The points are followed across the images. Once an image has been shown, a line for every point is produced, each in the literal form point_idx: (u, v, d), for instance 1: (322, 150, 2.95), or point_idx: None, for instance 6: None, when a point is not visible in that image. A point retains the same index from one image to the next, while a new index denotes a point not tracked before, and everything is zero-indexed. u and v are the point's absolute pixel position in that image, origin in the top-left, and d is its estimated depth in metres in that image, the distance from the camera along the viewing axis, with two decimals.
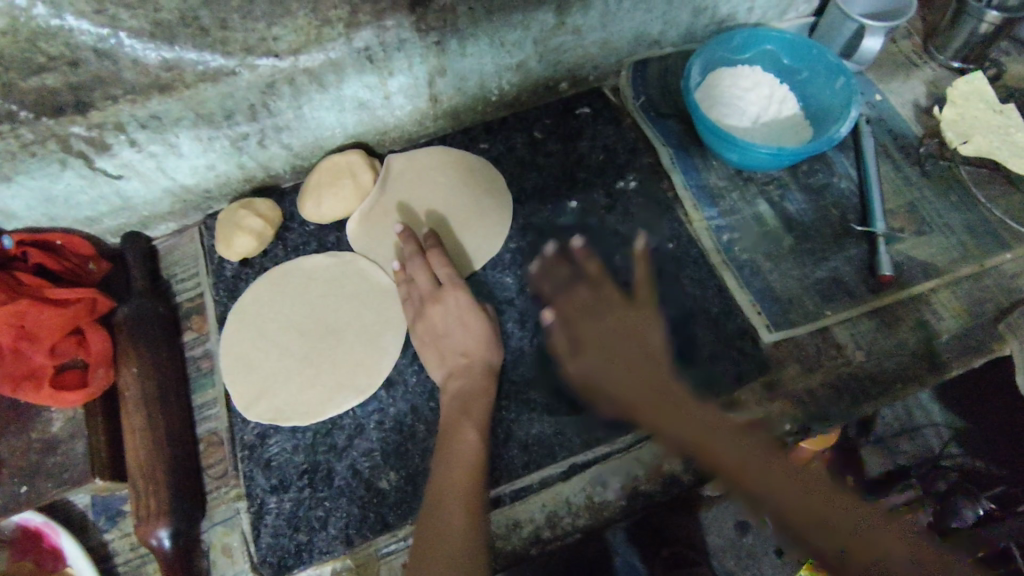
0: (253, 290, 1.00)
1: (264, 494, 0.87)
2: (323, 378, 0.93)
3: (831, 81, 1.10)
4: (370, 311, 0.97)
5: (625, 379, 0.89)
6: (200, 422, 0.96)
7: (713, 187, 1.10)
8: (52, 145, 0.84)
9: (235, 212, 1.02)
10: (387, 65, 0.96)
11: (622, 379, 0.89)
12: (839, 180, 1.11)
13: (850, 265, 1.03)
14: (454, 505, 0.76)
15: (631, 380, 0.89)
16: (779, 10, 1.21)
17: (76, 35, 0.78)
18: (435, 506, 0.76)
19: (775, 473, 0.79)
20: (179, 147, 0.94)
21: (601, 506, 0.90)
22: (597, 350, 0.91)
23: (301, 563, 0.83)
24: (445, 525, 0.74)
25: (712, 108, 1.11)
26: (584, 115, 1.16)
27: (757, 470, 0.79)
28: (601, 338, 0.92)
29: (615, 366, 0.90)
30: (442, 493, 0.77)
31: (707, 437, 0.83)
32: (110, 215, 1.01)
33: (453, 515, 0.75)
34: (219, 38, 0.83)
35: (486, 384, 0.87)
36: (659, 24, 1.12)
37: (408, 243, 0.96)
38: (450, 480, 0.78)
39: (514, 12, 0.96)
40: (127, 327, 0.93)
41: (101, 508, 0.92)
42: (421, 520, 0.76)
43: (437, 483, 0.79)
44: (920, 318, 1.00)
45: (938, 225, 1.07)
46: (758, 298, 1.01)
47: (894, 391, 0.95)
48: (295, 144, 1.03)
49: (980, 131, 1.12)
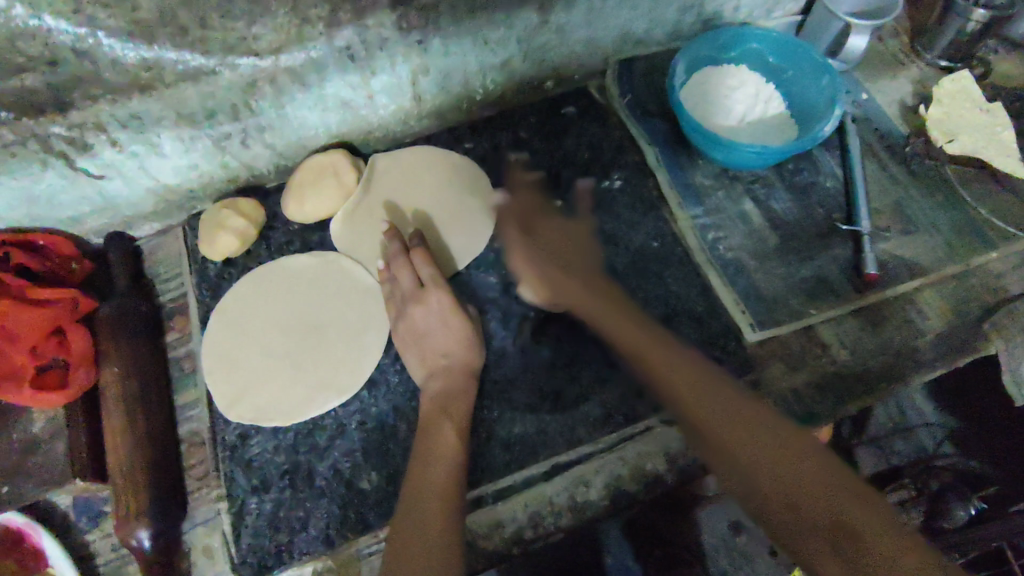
0: (235, 289, 0.99)
1: (244, 495, 0.87)
2: (305, 377, 0.92)
3: (816, 79, 1.10)
4: (353, 310, 0.97)
5: (622, 329, 0.90)
6: (182, 423, 0.95)
7: (699, 185, 1.10)
8: (33, 145, 0.85)
9: (218, 212, 1.02)
10: (369, 64, 0.96)
11: (618, 329, 0.90)
12: (825, 179, 1.11)
13: (836, 264, 1.03)
14: (432, 505, 0.76)
15: (624, 331, 0.90)
16: (766, 8, 1.21)
17: (54, 35, 0.76)
18: (413, 504, 0.76)
19: (745, 426, 0.77)
20: (161, 146, 0.94)
21: (583, 505, 0.90)
22: (586, 299, 0.93)
23: (280, 564, 0.83)
24: (425, 523, 0.74)
25: (698, 107, 1.11)
26: (570, 114, 1.16)
27: (722, 418, 0.80)
28: (600, 292, 0.94)
29: (607, 316, 0.91)
30: (421, 492, 0.77)
31: (688, 392, 0.82)
32: (93, 215, 1.00)
33: (433, 516, 0.75)
34: (198, 37, 0.82)
35: (467, 384, 0.87)
36: (644, 22, 1.12)
37: (392, 241, 0.96)
38: (430, 477, 0.78)
39: (497, 11, 0.96)
40: (109, 327, 0.93)
41: (82, 509, 0.92)
42: (399, 522, 0.75)
43: (415, 479, 0.79)
44: (905, 317, 1.00)
45: (924, 224, 1.07)
46: (742, 297, 1.00)
47: (879, 390, 0.94)
48: (278, 143, 1.03)
49: (966, 130, 1.12)
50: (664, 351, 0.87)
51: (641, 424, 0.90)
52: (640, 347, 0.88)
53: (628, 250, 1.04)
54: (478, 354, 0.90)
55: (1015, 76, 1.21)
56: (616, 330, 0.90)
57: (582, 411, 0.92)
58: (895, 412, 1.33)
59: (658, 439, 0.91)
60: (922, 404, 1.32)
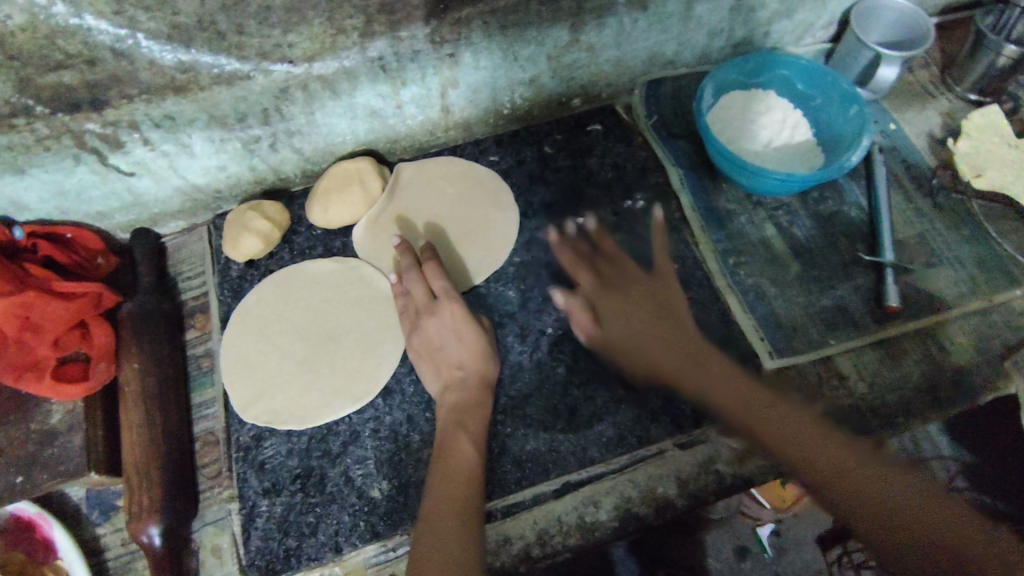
0: (257, 291, 1.00)
1: (255, 497, 0.87)
2: (322, 382, 0.93)
3: (844, 108, 1.10)
4: (371, 318, 0.98)
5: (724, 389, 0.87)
6: (197, 421, 0.96)
7: (722, 209, 1.10)
8: (66, 141, 0.86)
9: (244, 214, 1.03)
10: (400, 75, 0.97)
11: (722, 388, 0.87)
12: (849, 209, 1.10)
13: (857, 294, 1.02)
14: (450, 521, 0.75)
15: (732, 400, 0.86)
16: (796, 34, 1.21)
17: (94, 34, 0.78)
18: (429, 516, 0.77)
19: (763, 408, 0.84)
20: (191, 147, 0.95)
21: (592, 526, 0.88)
22: (666, 345, 0.91)
23: (288, 569, 0.83)
24: (443, 538, 0.74)
25: (724, 130, 1.11)
26: (595, 132, 1.16)
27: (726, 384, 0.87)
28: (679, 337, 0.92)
29: (687, 369, 0.89)
30: (437, 507, 0.77)
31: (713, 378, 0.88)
32: (121, 211, 1.02)
33: (451, 533, 0.74)
34: (235, 43, 0.84)
35: (483, 399, 0.87)
36: (674, 44, 1.12)
37: (405, 254, 0.96)
38: (450, 491, 0.79)
39: (529, 28, 0.97)
40: (131, 324, 0.94)
41: (95, 502, 0.92)
42: (419, 538, 0.75)
43: (434, 495, 0.79)
44: (926, 352, 0.98)
45: (947, 257, 1.06)
46: (762, 324, 1.00)
47: (896, 423, 0.93)
48: (306, 148, 1.04)
49: (994, 166, 1.11)
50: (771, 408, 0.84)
51: (653, 447, 0.91)
52: (756, 417, 0.84)
53: None
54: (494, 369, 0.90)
55: None
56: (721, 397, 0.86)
57: (595, 431, 0.91)
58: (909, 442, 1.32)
59: (669, 463, 0.91)
60: (937, 437, 1.27)
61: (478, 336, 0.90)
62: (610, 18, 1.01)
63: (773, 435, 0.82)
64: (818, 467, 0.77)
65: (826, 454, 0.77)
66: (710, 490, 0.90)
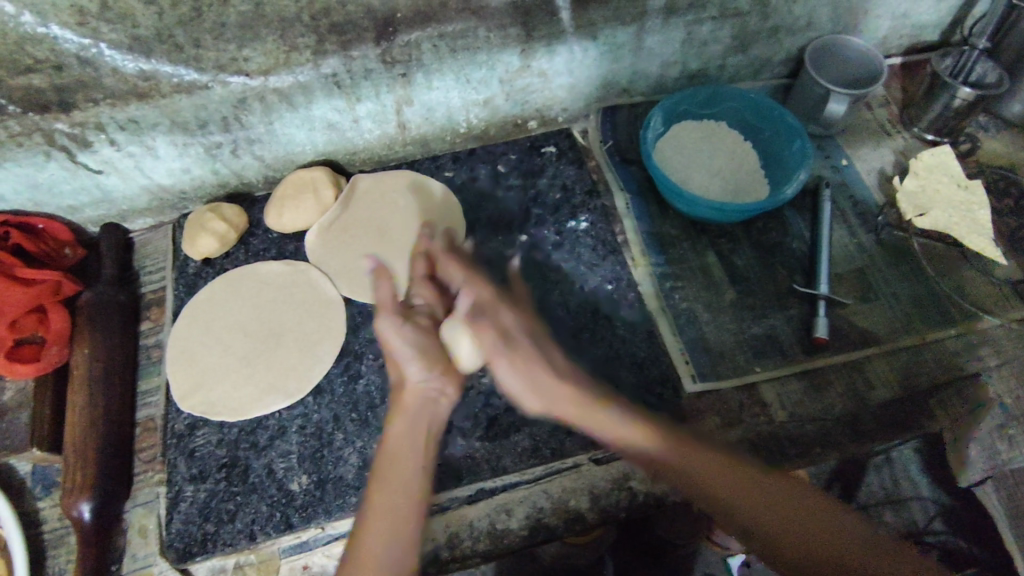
0: (209, 288, 1.06)
1: (182, 482, 0.92)
2: (257, 378, 0.98)
3: (789, 143, 1.12)
4: (313, 320, 1.02)
5: (731, 480, 0.75)
6: (141, 408, 1.02)
7: (665, 235, 1.13)
8: (38, 138, 0.93)
9: (202, 214, 1.09)
10: (354, 91, 1.02)
11: (732, 487, 0.74)
12: (791, 240, 1.12)
13: (789, 324, 1.04)
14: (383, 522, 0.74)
15: (745, 500, 0.73)
16: (753, 69, 1.24)
17: (60, 43, 0.84)
18: (362, 534, 0.72)
19: (699, 459, 0.77)
20: (156, 150, 1.01)
21: (501, 534, 0.91)
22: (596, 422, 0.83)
23: (203, 552, 0.87)
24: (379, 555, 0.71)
25: (672, 158, 1.15)
26: (549, 154, 1.20)
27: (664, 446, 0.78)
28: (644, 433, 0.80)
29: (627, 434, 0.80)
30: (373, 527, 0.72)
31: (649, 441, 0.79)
32: (91, 206, 1.09)
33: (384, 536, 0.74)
34: (192, 55, 0.90)
35: (422, 411, 0.82)
36: (628, 74, 1.16)
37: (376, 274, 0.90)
38: (395, 511, 0.74)
39: (478, 52, 1.02)
40: (86, 311, 1.00)
41: (39, 477, 0.98)
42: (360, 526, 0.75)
43: (370, 512, 0.74)
44: (850, 385, 0.99)
45: (884, 294, 1.07)
46: (689, 348, 1.02)
47: (812, 454, 0.94)
48: (266, 156, 1.10)
49: (936, 207, 1.13)
50: (794, 497, 0.73)
51: (569, 461, 0.93)
52: (698, 472, 0.76)
53: (583, 289, 1.06)
54: (410, 372, 0.84)
55: (1000, 155, 1.22)
56: (733, 500, 0.73)
57: (512, 441, 0.93)
58: (888, 479, 1.18)
59: (583, 477, 0.94)
60: (918, 475, 1.18)
61: (414, 346, 0.85)
62: (560, 46, 1.05)
63: (713, 485, 0.75)
64: (746, 507, 0.73)
65: (753, 493, 0.74)
66: (621, 507, 0.92)
